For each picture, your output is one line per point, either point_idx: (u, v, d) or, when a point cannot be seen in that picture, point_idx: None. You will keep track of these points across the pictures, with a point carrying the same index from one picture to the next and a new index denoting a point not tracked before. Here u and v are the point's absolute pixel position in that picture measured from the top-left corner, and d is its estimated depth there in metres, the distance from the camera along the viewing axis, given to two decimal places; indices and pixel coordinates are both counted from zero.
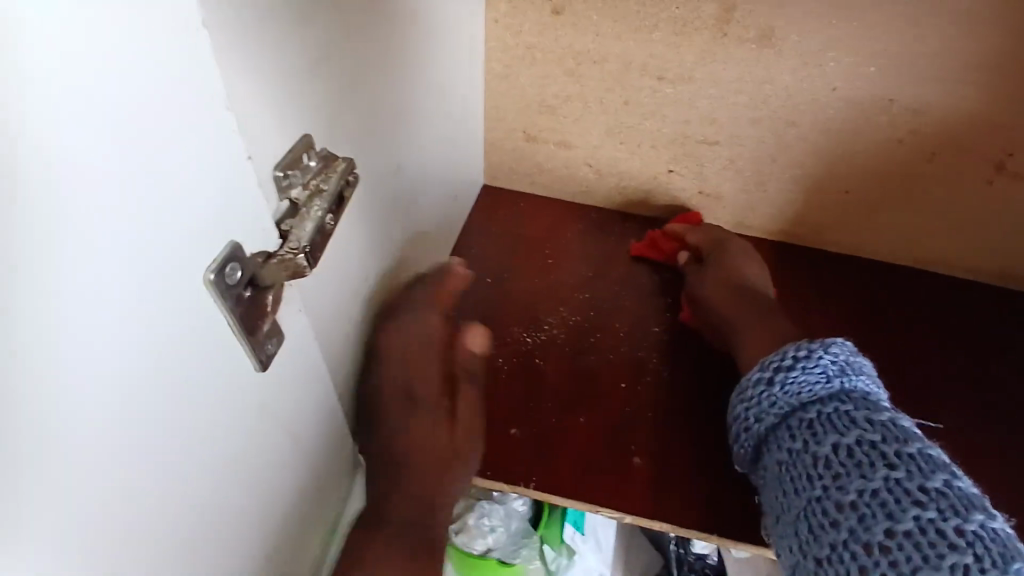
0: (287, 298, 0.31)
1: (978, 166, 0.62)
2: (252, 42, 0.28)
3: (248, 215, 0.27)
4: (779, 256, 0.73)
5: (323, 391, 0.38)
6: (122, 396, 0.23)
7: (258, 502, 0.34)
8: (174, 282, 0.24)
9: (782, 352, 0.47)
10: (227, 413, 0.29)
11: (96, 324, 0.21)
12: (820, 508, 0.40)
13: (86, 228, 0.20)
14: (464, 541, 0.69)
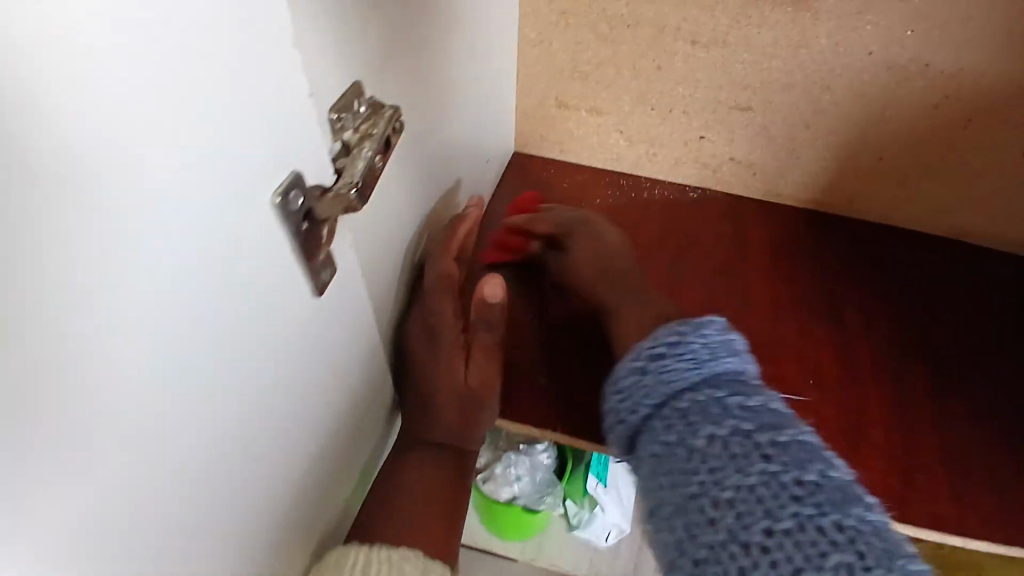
0: (339, 232, 0.36)
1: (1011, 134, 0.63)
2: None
3: (290, 171, 0.30)
4: (817, 241, 0.72)
5: (354, 330, 0.43)
6: (147, 369, 0.25)
7: (307, 419, 0.40)
8: (197, 263, 0.26)
9: (656, 338, 0.44)
10: (258, 371, 0.33)
11: (120, 309, 0.23)
12: (696, 506, 0.36)
13: (108, 225, 0.22)
14: (491, 488, 0.76)
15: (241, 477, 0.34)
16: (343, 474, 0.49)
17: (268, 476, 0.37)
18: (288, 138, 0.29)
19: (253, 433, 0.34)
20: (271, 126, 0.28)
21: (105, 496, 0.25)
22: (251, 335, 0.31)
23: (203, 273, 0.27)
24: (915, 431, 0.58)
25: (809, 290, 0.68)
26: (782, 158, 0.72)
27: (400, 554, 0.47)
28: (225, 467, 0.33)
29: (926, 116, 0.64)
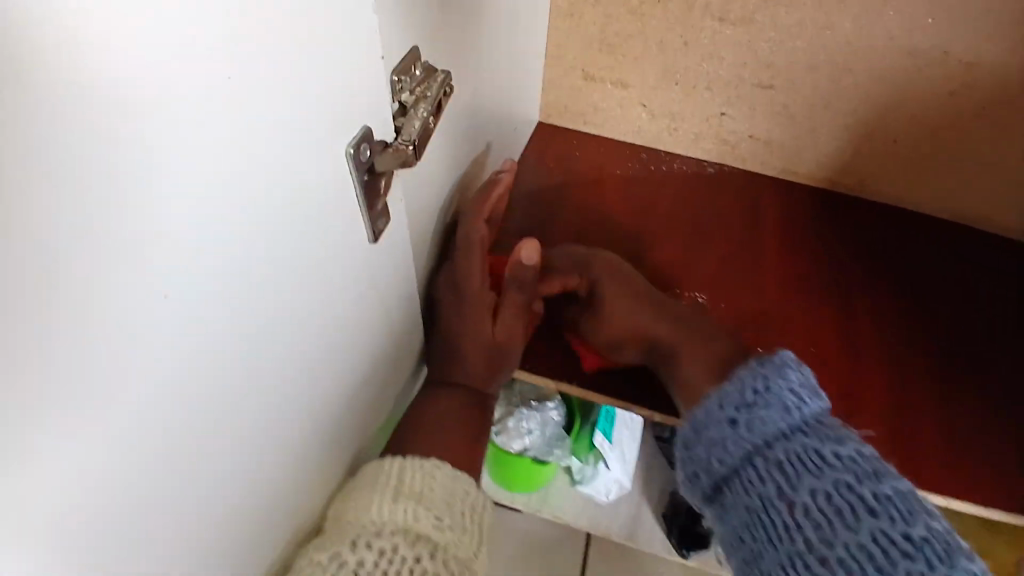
0: (394, 186, 0.39)
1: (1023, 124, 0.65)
2: None
3: (318, 159, 0.32)
4: (827, 220, 0.74)
5: (394, 280, 0.45)
6: (170, 356, 0.27)
7: (341, 376, 0.43)
8: (219, 254, 0.27)
9: (736, 379, 0.44)
10: (278, 353, 0.34)
11: (143, 300, 0.24)
12: (803, 567, 0.36)
13: (131, 220, 0.23)
14: (504, 440, 0.80)
15: (269, 445, 0.36)
16: (372, 425, 0.52)
17: (298, 437, 0.39)
18: (322, 122, 0.31)
19: (277, 405, 0.36)
20: (300, 116, 0.29)
21: (127, 481, 0.27)
22: (273, 316, 0.33)
23: (229, 262, 0.28)
24: (908, 407, 0.60)
25: (818, 266, 0.69)
26: (801, 138, 0.74)
27: (432, 463, 0.46)
28: (251, 442, 0.35)
29: (943, 103, 0.66)
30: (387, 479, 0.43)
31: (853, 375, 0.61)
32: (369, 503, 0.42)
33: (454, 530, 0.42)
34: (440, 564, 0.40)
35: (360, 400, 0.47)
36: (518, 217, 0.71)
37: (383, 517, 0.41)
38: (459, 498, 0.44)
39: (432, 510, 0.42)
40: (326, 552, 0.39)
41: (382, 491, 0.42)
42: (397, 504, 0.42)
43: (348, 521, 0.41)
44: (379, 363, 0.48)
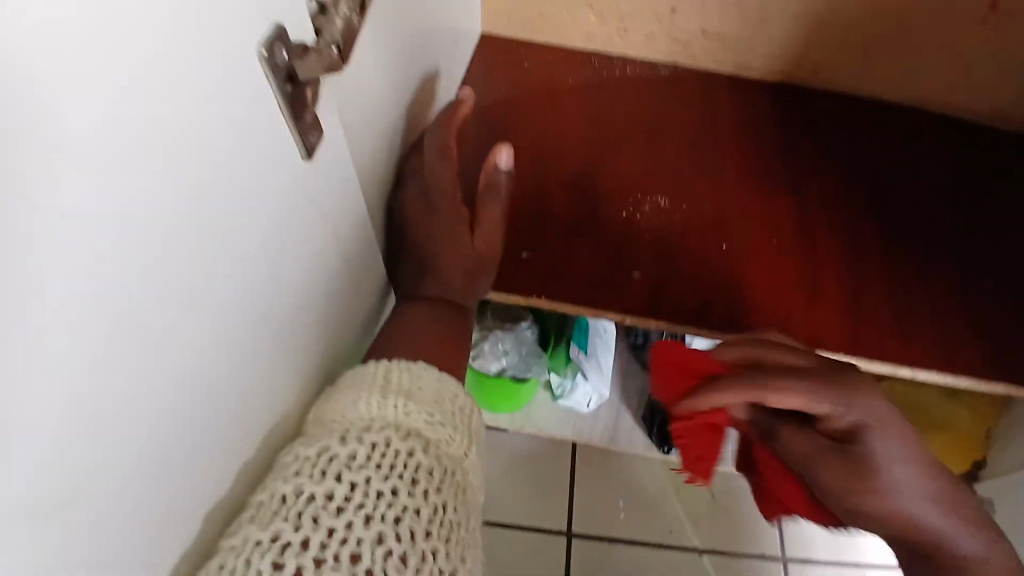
0: (323, 96, 0.37)
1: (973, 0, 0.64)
2: None
3: (231, 74, 0.29)
4: (781, 112, 0.74)
5: (342, 198, 0.43)
6: (95, 298, 0.25)
7: (295, 303, 0.41)
8: (127, 177, 0.25)
9: None
10: (224, 282, 0.33)
11: (47, 240, 0.23)
12: None
13: (12, 158, 0.21)
14: (481, 363, 0.81)
15: (226, 372, 0.35)
16: (341, 355, 0.51)
17: (255, 365, 0.38)
18: (225, 28, 0.28)
19: (228, 331, 0.34)
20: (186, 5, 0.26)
21: (72, 436, 0.26)
22: (203, 236, 0.30)
23: (133, 178, 0.25)
24: (863, 290, 0.61)
25: (774, 160, 0.69)
26: (754, 29, 0.72)
27: (420, 366, 0.45)
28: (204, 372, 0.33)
29: None
30: (375, 379, 0.43)
31: (814, 262, 0.62)
32: (357, 401, 0.41)
33: (445, 426, 0.42)
34: (433, 458, 0.40)
35: (323, 330, 0.46)
36: (471, 135, 0.69)
37: (373, 412, 0.41)
38: (448, 399, 0.44)
39: (422, 406, 0.42)
40: (314, 446, 0.38)
41: (369, 389, 0.42)
42: (387, 400, 0.42)
43: (334, 417, 0.41)
44: (335, 293, 0.47)
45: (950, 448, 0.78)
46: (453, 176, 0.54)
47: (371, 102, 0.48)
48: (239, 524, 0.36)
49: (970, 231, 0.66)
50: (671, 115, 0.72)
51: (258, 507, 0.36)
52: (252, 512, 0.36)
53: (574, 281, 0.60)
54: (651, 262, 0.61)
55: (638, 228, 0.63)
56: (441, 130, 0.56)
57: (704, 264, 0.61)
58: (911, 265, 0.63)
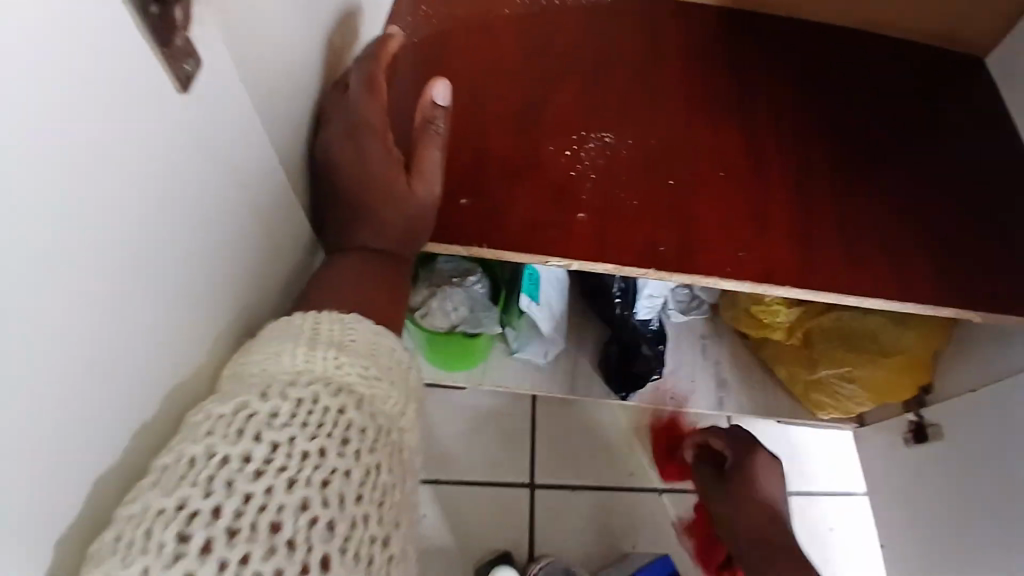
0: (199, 18, 0.31)
1: None
2: None
3: None
4: (728, 38, 0.70)
5: (238, 138, 0.38)
6: None
7: (194, 254, 0.36)
8: None
9: None
10: (103, 229, 0.28)
11: None
12: None
13: None
14: (431, 322, 0.78)
15: (104, 334, 0.30)
16: (263, 316, 0.46)
17: (143, 325, 0.32)
18: None
19: (102, 284, 0.29)
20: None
21: None
22: (44, 167, 0.24)
23: None
24: (816, 219, 0.60)
25: (723, 89, 0.66)
26: None
27: (353, 317, 0.42)
28: (82, 344, 0.28)
29: None
30: (301, 330, 0.39)
31: (765, 192, 0.60)
32: (280, 354, 0.38)
33: (381, 381, 0.39)
34: (366, 416, 0.36)
35: (236, 291, 0.42)
36: (400, 73, 0.63)
37: (299, 365, 0.37)
38: (385, 353, 0.41)
39: (354, 360, 0.39)
40: (231, 403, 0.34)
41: (296, 340, 0.38)
42: (315, 353, 0.38)
43: (254, 371, 0.37)
44: (247, 248, 0.42)
45: (902, 375, 0.79)
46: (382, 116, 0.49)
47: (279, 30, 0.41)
48: (138, 491, 0.32)
49: (918, 154, 0.65)
50: (615, 44, 0.68)
51: (161, 472, 0.32)
52: (155, 477, 0.32)
53: (517, 226, 0.56)
54: (597, 201, 0.58)
55: (584, 166, 0.59)
56: (365, 63, 0.50)
57: (654, 201, 0.58)
58: (862, 190, 0.62)
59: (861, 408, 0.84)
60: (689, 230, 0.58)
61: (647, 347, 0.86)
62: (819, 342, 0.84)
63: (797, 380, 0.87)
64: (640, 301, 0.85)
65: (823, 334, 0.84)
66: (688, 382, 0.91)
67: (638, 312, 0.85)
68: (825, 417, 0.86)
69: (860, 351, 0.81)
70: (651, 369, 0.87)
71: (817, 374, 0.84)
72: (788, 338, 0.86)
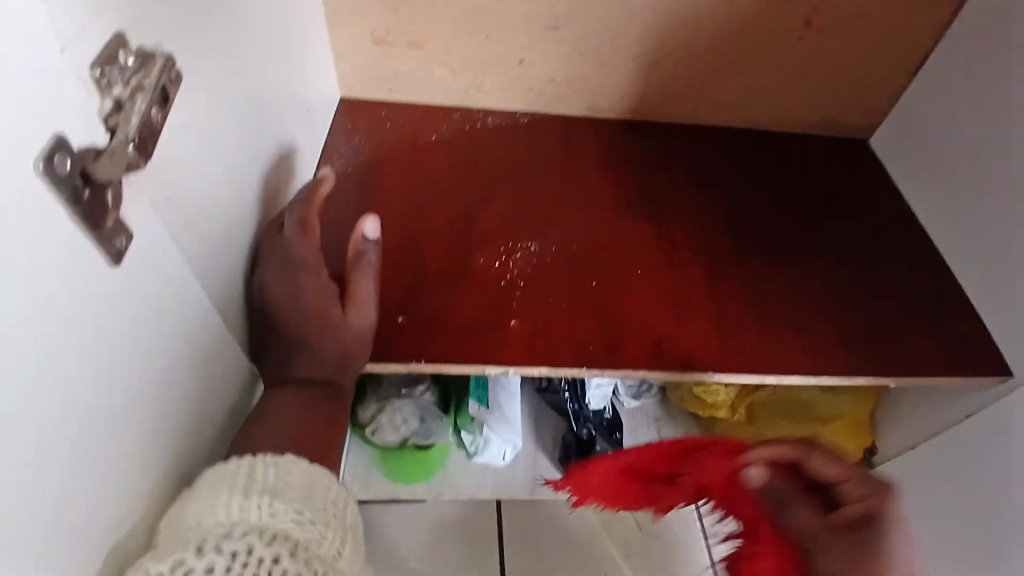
0: (130, 196, 0.34)
1: (792, 22, 0.71)
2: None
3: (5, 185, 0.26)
4: (638, 147, 0.78)
5: (178, 293, 0.39)
6: None
7: (126, 416, 0.35)
8: None
9: None
10: (32, 411, 0.28)
11: None
12: None
13: None
14: (381, 438, 0.78)
15: (24, 517, 0.29)
16: (203, 459, 0.45)
17: (71, 498, 0.32)
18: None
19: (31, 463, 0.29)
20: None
21: None
22: None
23: None
24: (736, 305, 0.64)
25: (637, 193, 0.72)
26: (600, 74, 0.75)
27: (291, 458, 0.41)
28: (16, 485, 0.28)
29: (712, 20, 0.70)
30: (234, 477, 0.39)
31: (682, 285, 0.65)
32: (213, 505, 0.37)
33: (316, 525, 0.38)
34: (300, 564, 0.36)
35: (174, 443, 0.41)
36: (337, 203, 0.66)
37: (235, 515, 0.36)
38: (321, 493, 0.40)
39: (290, 504, 0.38)
40: (164, 564, 0.33)
41: (231, 488, 0.38)
42: (248, 501, 0.37)
43: (189, 526, 0.36)
44: (185, 398, 0.42)
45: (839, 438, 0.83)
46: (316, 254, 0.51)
47: (209, 188, 0.44)
48: None
49: (819, 237, 0.72)
50: (537, 161, 0.74)
51: None
52: None
53: (452, 337, 0.58)
54: (527, 307, 0.61)
55: (516, 274, 0.63)
56: (299, 203, 0.53)
57: (581, 303, 0.61)
58: (775, 274, 0.67)
59: None
60: (617, 326, 0.61)
61: (601, 438, 0.86)
62: (764, 414, 0.87)
63: None
64: (589, 393, 0.86)
65: (764, 407, 0.87)
66: None
67: (590, 402, 0.86)
68: None
69: (800, 420, 0.84)
70: None
71: None
72: (732, 416, 0.87)
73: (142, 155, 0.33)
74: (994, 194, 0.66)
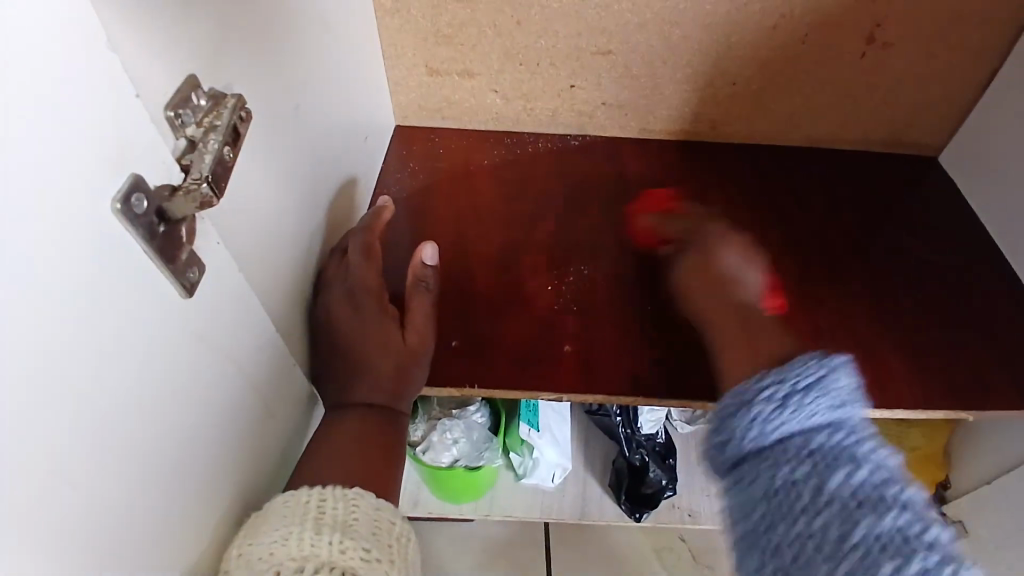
0: (202, 231, 0.36)
1: (853, 37, 0.68)
2: (164, 28, 0.33)
3: (89, 234, 0.28)
4: (688, 167, 0.77)
5: (247, 317, 0.41)
6: None
7: (196, 436, 0.37)
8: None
9: None
10: (110, 436, 0.30)
11: None
12: None
13: None
14: (432, 457, 0.79)
15: (105, 535, 0.31)
16: (266, 480, 0.47)
17: (144, 519, 0.33)
18: (84, 182, 0.28)
19: (108, 486, 0.30)
20: (8, 132, 0.24)
21: None
22: (60, 397, 0.27)
23: None
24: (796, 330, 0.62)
25: (688, 214, 0.71)
26: (650, 96, 0.75)
27: (356, 491, 0.42)
28: (94, 508, 0.30)
29: (767, 38, 0.69)
30: (306, 509, 0.40)
31: None
32: (288, 537, 0.38)
33: (382, 563, 0.39)
34: None
35: (241, 462, 0.43)
36: (391, 226, 0.68)
37: (305, 551, 0.37)
38: (386, 529, 0.41)
39: (358, 540, 0.39)
40: None
41: (302, 521, 0.39)
42: (321, 537, 0.38)
43: (261, 556, 0.37)
44: (249, 417, 0.43)
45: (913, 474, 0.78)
46: (375, 278, 0.52)
47: (275, 219, 0.46)
48: None
49: (885, 258, 0.68)
50: (587, 184, 0.74)
51: None
52: None
53: (504, 363, 0.58)
54: (583, 334, 0.60)
55: (566, 299, 0.63)
56: (355, 231, 0.54)
57: (634, 329, 0.60)
58: (840, 295, 0.64)
59: None
60: (673, 354, 0.59)
61: (656, 464, 0.83)
62: None
63: None
64: (641, 418, 0.83)
65: None
66: (703, 496, 0.88)
67: (642, 427, 0.83)
68: None
69: None
70: (663, 487, 0.85)
71: None
72: None
73: (217, 192, 0.34)
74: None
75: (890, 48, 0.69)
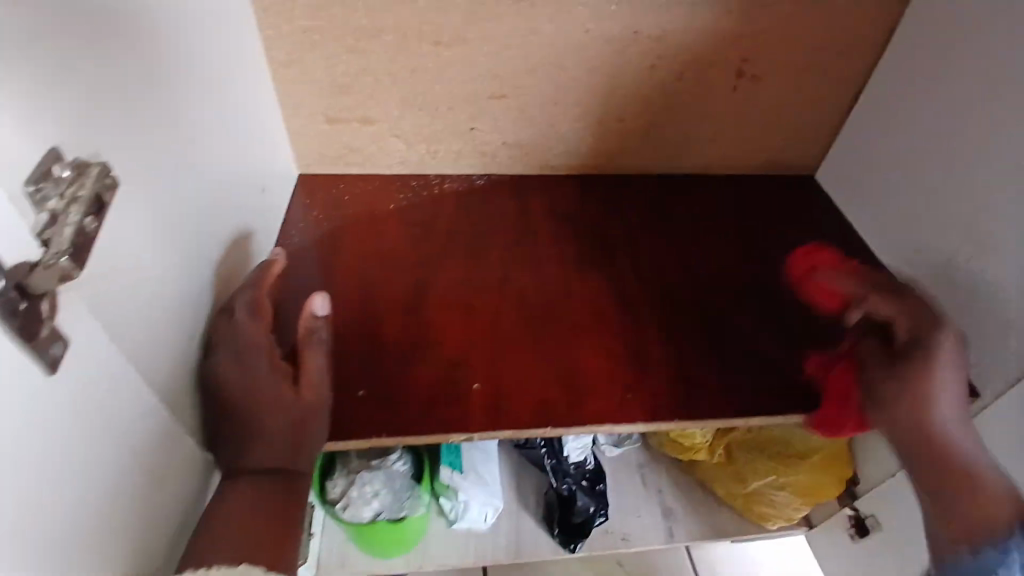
0: (66, 302, 0.34)
1: (724, 74, 0.74)
2: (26, 94, 0.32)
3: None
4: (586, 200, 0.80)
5: (124, 387, 0.39)
6: None
7: (68, 521, 0.34)
8: None
9: None
10: None
11: None
12: None
13: None
14: (354, 513, 0.74)
15: None
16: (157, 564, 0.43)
17: None
18: None
19: None
20: None
21: None
22: None
23: None
24: (694, 349, 0.65)
25: (588, 246, 0.74)
26: (547, 135, 0.78)
27: (245, 567, 0.40)
28: None
29: (649, 77, 0.74)
30: None
31: (641, 336, 0.65)
32: None
33: None
34: None
35: (124, 546, 0.39)
36: (296, 279, 0.67)
37: None
38: None
39: None
40: None
41: None
42: None
43: None
44: (133, 495, 0.40)
45: (822, 475, 0.80)
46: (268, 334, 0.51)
47: (159, 282, 0.44)
48: None
49: (771, 275, 0.73)
50: (493, 222, 0.76)
51: None
52: None
53: (410, 408, 0.57)
54: (489, 372, 0.60)
55: (475, 338, 0.63)
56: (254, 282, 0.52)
57: (541, 362, 0.62)
58: (733, 313, 0.68)
59: (800, 511, 0.85)
60: (580, 383, 0.60)
61: (582, 492, 0.84)
62: (742, 456, 0.86)
63: (734, 497, 0.88)
64: (567, 447, 0.84)
65: (741, 445, 0.86)
66: (634, 516, 0.89)
67: (569, 456, 0.84)
68: (773, 526, 0.87)
69: (780, 458, 0.83)
70: (592, 515, 0.85)
71: (749, 488, 0.85)
72: (712, 456, 0.87)
73: (80, 263, 0.33)
74: (941, 217, 0.67)
75: (757, 83, 0.75)
